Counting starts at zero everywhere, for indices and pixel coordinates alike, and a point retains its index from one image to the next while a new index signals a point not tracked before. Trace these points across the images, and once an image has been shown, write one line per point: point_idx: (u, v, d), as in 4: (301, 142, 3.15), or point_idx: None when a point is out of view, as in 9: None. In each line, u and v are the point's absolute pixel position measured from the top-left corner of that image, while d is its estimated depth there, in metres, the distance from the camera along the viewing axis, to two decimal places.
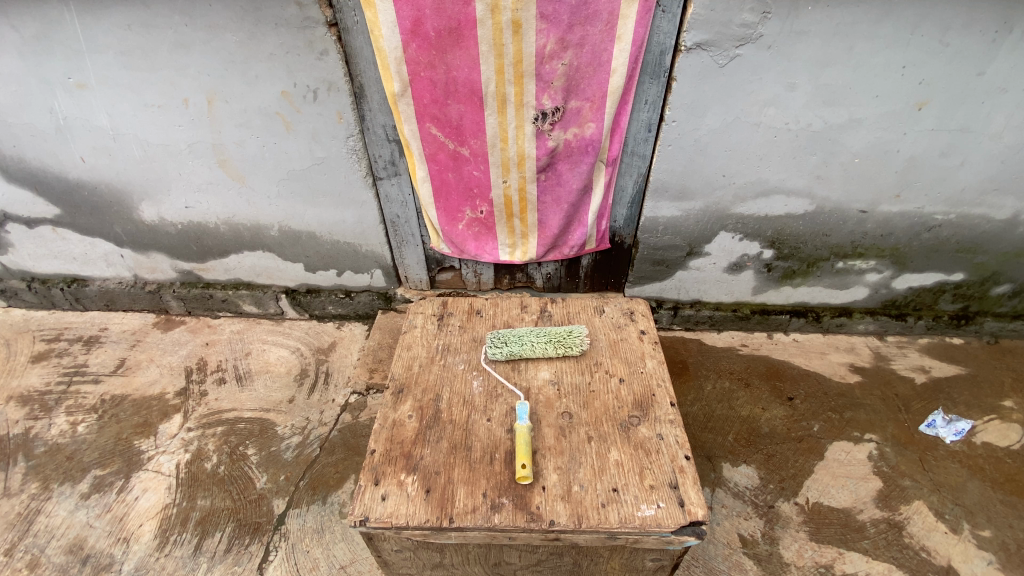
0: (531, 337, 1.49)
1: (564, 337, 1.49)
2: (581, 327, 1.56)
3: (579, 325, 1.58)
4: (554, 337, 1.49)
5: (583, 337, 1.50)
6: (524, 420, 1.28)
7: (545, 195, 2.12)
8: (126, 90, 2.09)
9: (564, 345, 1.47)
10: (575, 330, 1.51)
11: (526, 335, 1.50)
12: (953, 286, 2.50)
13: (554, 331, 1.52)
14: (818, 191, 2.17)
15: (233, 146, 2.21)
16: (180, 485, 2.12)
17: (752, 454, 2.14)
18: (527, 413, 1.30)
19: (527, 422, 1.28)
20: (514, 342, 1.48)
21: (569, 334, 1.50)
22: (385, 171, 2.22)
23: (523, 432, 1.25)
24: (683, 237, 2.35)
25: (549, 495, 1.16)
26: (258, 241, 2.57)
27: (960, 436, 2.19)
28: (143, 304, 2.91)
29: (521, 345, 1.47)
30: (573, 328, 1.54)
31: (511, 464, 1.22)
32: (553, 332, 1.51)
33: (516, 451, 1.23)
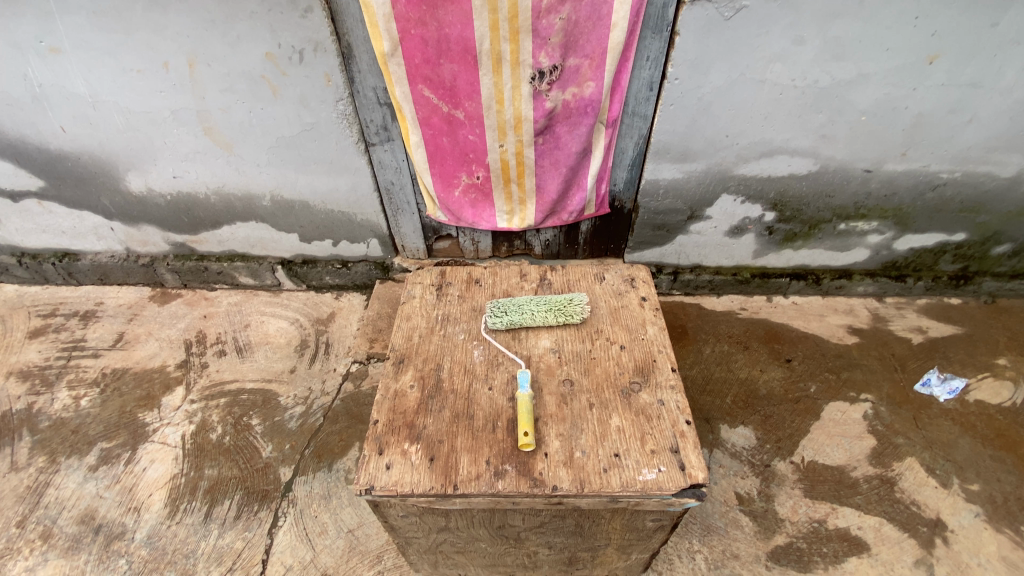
0: (526, 305, 1.48)
1: (564, 305, 1.48)
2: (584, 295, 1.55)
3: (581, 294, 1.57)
4: (553, 304, 1.48)
5: (584, 306, 1.49)
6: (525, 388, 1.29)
7: (543, 159, 2.06)
8: (103, 55, 1.99)
9: (565, 314, 1.46)
10: (576, 297, 1.51)
11: (520, 303, 1.50)
12: (953, 246, 2.49)
13: (552, 298, 1.51)
14: (823, 150, 2.12)
15: (219, 113, 2.13)
16: (186, 456, 2.15)
17: (749, 415, 2.17)
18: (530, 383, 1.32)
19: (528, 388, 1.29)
20: (514, 312, 1.47)
21: (569, 301, 1.50)
22: (377, 136, 2.14)
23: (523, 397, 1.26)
24: (684, 201, 2.30)
25: (551, 461, 1.17)
26: (250, 211, 2.51)
27: (954, 394, 2.22)
28: (138, 278, 2.89)
29: (522, 314, 1.46)
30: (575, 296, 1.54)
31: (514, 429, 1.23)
32: (551, 300, 1.50)
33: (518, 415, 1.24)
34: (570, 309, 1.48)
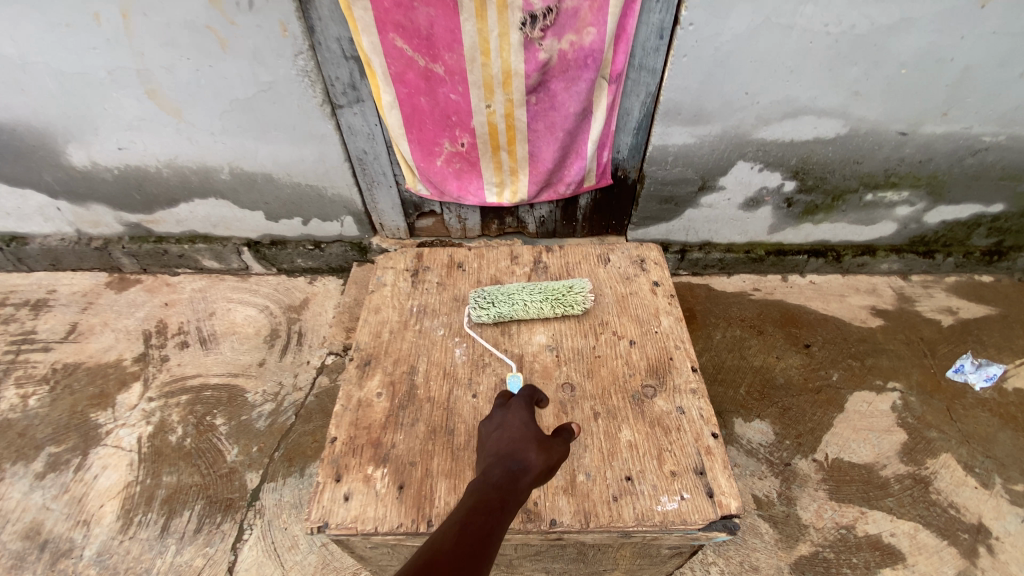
0: (516, 292, 1.24)
1: (563, 293, 1.24)
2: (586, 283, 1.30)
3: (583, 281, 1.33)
4: (549, 292, 1.24)
5: (587, 294, 1.26)
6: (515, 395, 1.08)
7: (536, 122, 1.80)
8: (19, 4, 1.69)
9: (564, 304, 1.23)
10: (577, 285, 1.26)
11: (510, 290, 1.25)
12: (989, 219, 2.26)
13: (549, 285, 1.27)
14: (855, 110, 1.86)
15: (162, 72, 1.84)
16: (142, 461, 1.94)
17: (766, 407, 1.97)
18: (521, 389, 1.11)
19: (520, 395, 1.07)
20: (503, 302, 1.23)
21: (568, 289, 1.25)
22: (345, 97, 1.85)
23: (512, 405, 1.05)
24: (695, 170, 2.05)
25: (548, 488, 0.95)
26: (208, 186, 2.24)
27: (992, 382, 2.01)
28: (93, 263, 2.63)
29: (512, 305, 1.22)
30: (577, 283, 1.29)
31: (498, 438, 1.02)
32: (547, 287, 1.26)
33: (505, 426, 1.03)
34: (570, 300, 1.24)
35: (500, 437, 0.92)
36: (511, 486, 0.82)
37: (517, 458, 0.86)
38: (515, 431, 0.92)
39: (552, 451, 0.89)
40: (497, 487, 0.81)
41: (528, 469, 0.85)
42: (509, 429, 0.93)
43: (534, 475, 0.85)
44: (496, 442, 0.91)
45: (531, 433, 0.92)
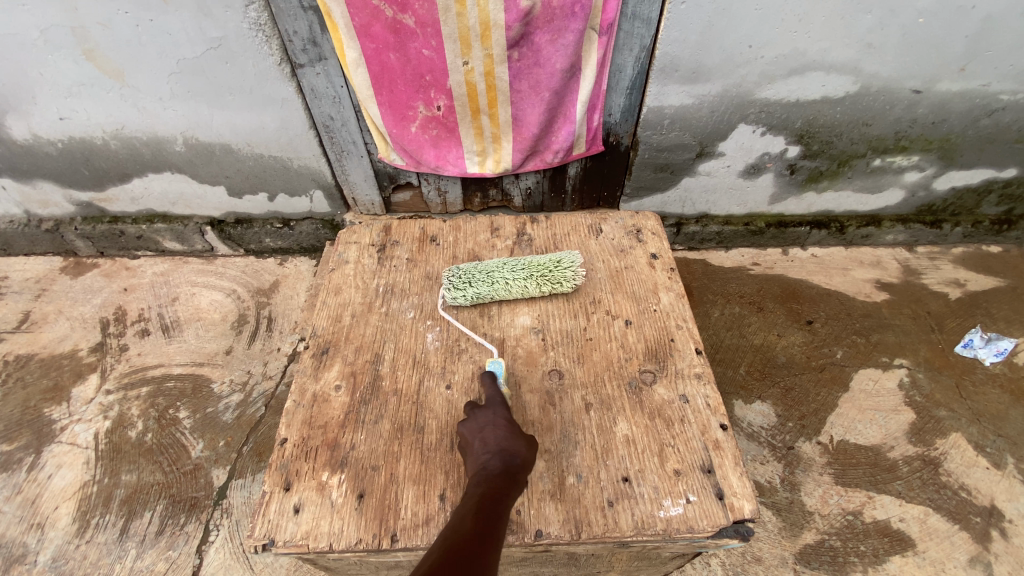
0: (497, 269, 1.10)
1: (550, 269, 1.09)
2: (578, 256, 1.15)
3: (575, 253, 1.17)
4: (534, 267, 1.09)
5: (578, 268, 1.11)
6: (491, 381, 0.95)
7: (520, 81, 1.63)
8: None
9: (551, 282, 1.08)
10: (567, 259, 1.11)
11: (489, 267, 1.11)
12: (1001, 184, 2.14)
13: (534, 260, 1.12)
14: (866, 66, 1.70)
15: (98, 28, 1.63)
16: (100, 459, 1.79)
17: (767, 388, 1.86)
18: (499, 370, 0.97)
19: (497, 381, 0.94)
20: (481, 281, 1.08)
21: (556, 264, 1.10)
22: (306, 55, 1.66)
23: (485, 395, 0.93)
24: (693, 134, 1.89)
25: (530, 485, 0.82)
26: (162, 160, 2.04)
27: (1001, 357, 1.91)
28: (45, 246, 2.44)
29: (492, 284, 1.07)
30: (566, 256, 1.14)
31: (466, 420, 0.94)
32: (532, 261, 1.10)
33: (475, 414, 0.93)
34: (557, 277, 1.09)
35: (485, 432, 0.84)
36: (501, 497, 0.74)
37: (508, 460, 0.79)
38: (502, 427, 0.84)
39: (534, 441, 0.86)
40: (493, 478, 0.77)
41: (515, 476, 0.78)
42: (491, 422, 0.85)
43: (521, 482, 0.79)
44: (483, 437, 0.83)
45: (513, 429, 0.84)
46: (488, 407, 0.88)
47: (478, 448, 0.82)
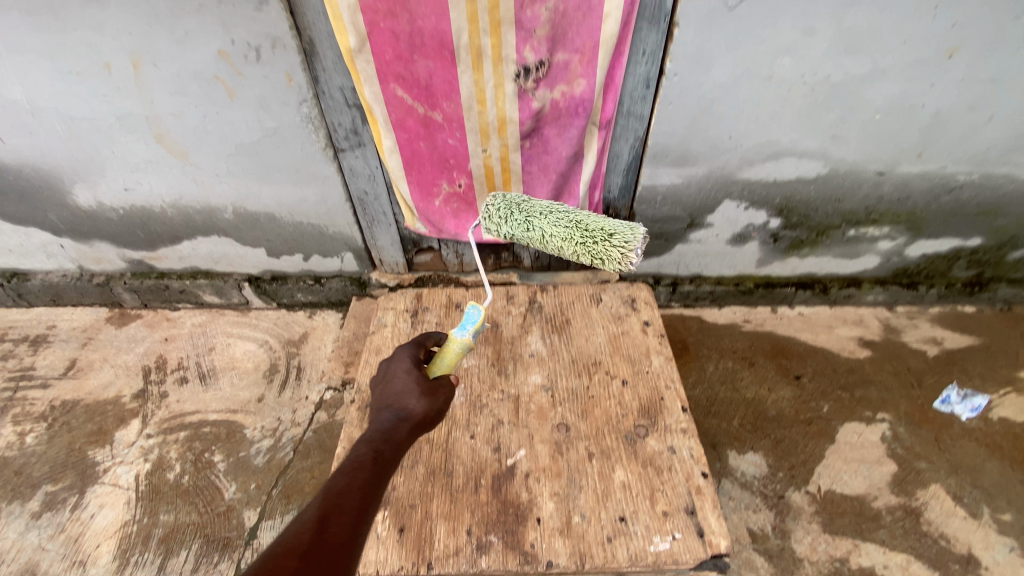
0: (553, 225, 1.28)
1: (599, 243, 1.21)
2: (639, 241, 1.17)
3: (643, 236, 1.18)
4: (583, 237, 1.23)
5: (629, 254, 1.16)
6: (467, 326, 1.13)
7: (531, 165, 1.88)
8: (36, 56, 1.77)
9: (594, 255, 1.22)
10: (620, 241, 1.17)
11: (550, 220, 1.30)
12: (968, 251, 2.34)
13: (591, 227, 1.23)
14: (833, 152, 1.95)
15: (170, 118, 1.91)
16: (140, 499, 1.93)
17: (759, 440, 2.00)
18: (472, 319, 1.11)
19: (471, 328, 1.11)
20: (533, 231, 1.32)
21: (609, 242, 1.19)
22: (347, 142, 1.93)
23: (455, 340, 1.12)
24: (683, 208, 2.13)
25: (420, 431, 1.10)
26: (211, 225, 2.30)
27: (976, 412, 2.06)
28: (94, 298, 2.67)
29: (539, 236, 1.31)
30: (626, 235, 1.18)
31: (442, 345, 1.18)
32: (585, 229, 1.24)
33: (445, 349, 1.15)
34: (599, 254, 1.21)
35: (394, 384, 1.14)
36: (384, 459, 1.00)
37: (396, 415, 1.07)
38: (407, 379, 1.13)
39: (435, 395, 1.11)
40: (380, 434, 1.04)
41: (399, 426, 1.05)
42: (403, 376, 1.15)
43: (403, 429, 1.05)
44: (391, 390, 1.13)
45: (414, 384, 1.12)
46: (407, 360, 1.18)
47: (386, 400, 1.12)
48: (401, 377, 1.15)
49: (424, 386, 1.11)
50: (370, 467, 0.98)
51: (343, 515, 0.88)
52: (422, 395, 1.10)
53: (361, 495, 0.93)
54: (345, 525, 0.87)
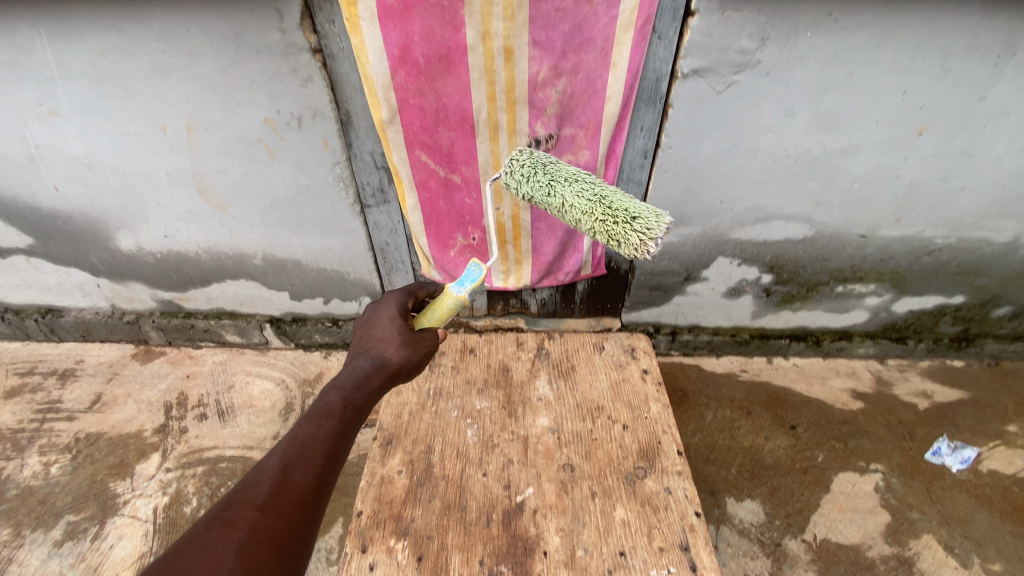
0: (578, 195, 1.28)
1: (621, 225, 1.20)
2: (662, 232, 1.15)
3: (668, 228, 1.15)
4: (606, 215, 1.22)
5: (650, 243, 1.15)
6: (464, 284, 1.36)
7: (539, 222, 2.06)
8: (101, 119, 1.99)
9: (613, 236, 1.22)
10: (642, 228, 1.15)
11: (577, 190, 1.29)
12: (953, 308, 2.46)
13: (616, 207, 1.22)
14: (818, 216, 2.12)
15: (215, 174, 2.11)
16: (157, 531, 2.01)
17: (756, 487, 2.07)
18: (471, 276, 1.34)
19: (467, 286, 1.35)
20: (556, 200, 1.32)
21: (631, 225, 1.17)
22: (373, 198, 2.13)
23: (451, 294, 1.35)
24: (680, 263, 2.29)
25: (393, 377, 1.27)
26: (241, 269, 2.47)
27: (967, 465, 2.13)
28: (121, 335, 2.81)
29: (562, 206, 1.31)
30: (650, 222, 1.16)
31: (435, 299, 1.39)
32: (609, 207, 1.23)
33: (439, 303, 1.37)
34: (618, 236, 1.20)
35: (378, 329, 1.32)
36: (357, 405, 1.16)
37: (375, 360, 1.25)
38: (391, 327, 1.32)
39: (411, 348, 1.29)
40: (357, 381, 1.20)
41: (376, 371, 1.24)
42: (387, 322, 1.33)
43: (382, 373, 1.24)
44: (374, 334, 1.31)
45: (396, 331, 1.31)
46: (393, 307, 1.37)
47: (369, 342, 1.29)
48: (384, 324, 1.33)
49: (404, 336, 1.30)
50: (339, 418, 1.12)
51: (309, 464, 1.01)
52: (401, 343, 1.29)
53: (326, 444, 1.06)
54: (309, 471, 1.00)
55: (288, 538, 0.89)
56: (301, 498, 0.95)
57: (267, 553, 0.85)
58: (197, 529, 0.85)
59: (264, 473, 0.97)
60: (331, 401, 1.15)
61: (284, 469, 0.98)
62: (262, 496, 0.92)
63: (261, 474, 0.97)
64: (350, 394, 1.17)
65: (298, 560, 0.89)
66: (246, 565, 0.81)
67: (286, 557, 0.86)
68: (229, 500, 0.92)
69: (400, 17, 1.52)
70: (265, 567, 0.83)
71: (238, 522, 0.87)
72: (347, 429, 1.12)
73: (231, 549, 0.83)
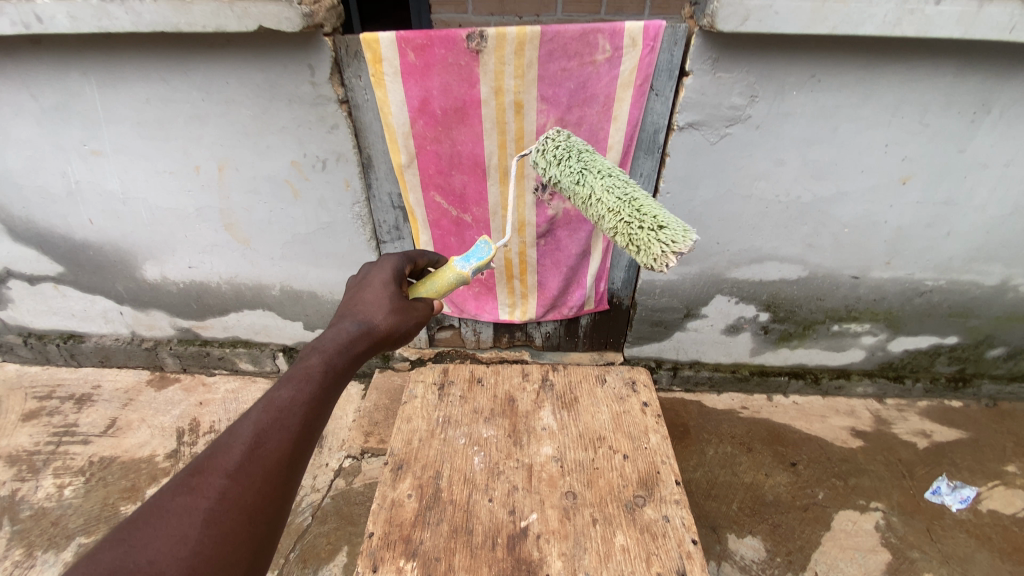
0: (608, 189, 1.24)
1: (644, 233, 1.11)
2: (685, 248, 1.06)
3: (691, 248, 1.06)
4: (631, 215, 1.16)
5: (669, 256, 1.06)
6: (470, 261, 1.40)
7: (544, 259, 2.17)
8: (139, 158, 2.15)
9: (633, 242, 1.14)
10: (665, 239, 1.07)
11: (607, 185, 1.25)
12: (948, 349, 2.52)
13: (644, 211, 1.15)
14: (811, 258, 2.23)
15: (241, 210, 2.26)
16: None
17: (757, 523, 2.09)
18: (479, 254, 1.38)
19: (472, 265, 1.39)
20: (584, 191, 1.28)
21: (655, 231, 1.09)
22: (389, 235, 2.26)
23: (454, 269, 1.39)
24: (680, 300, 2.38)
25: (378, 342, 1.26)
26: (259, 300, 2.58)
27: (966, 504, 2.15)
28: (138, 361, 2.90)
29: (588, 198, 1.28)
30: (676, 234, 1.07)
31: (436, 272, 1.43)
32: (637, 210, 1.16)
33: (441, 275, 1.40)
34: (638, 241, 1.12)
35: (369, 293, 1.31)
36: (339, 370, 1.15)
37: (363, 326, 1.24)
38: (383, 293, 1.31)
39: (399, 318, 1.29)
40: (342, 345, 1.18)
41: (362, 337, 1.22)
42: (380, 288, 1.32)
43: (366, 340, 1.23)
44: (365, 300, 1.29)
45: (386, 298, 1.30)
46: (386, 273, 1.36)
47: (359, 306, 1.28)
48: (375, 288, 1.32)
49: (395, 305, 1.30)
50: (318, 383, 1.09)
51: (283, 431, 1.00)
52: (390, 312, 1.28)
53: (304, 409, 1.05)
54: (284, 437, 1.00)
55: (260, 505, 0.93)
56: (274, 465, 0.97)
57: (237, 523, 0.89)
58: (165, 494, 0.88)
59: (236, 438, 0.97)
60: (312, 364, 1.12)
61: (256, 436, 0.97)
62: (233, 464, 0.94)
63: (232, 438, 0.97)
64: (333, 358, 1.15)
65: (268, 523, 0.93)
66: (212, 537, 0.86)
67: (256, 526, 0.92)
68: (199, 463, 0.93)
69: (420, 73, 1.69)
70: (234, 536, 0.88)
71: (205, 489, 0.90)
72: (326, 394, 1.10)
73: (198, 518, 0.86)
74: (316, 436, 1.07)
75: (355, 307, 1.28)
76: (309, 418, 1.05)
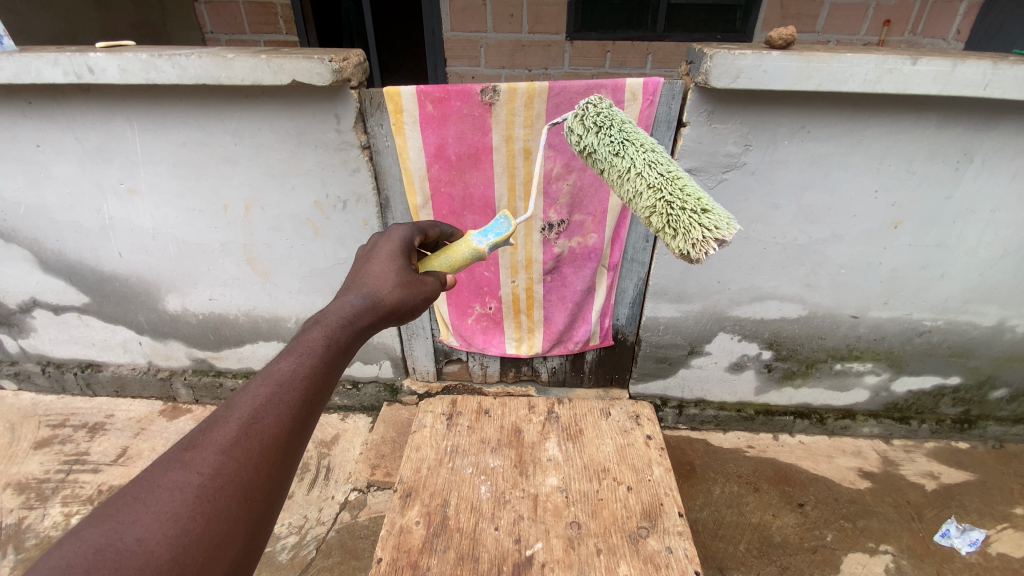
0: (649, 165, 1.25)
1: (687, 213, 1.15)
2: (726, 237, 1.12)
3: (732, 237, 1.12)
4: (676, 195, 1.18)
5: (711, 244, 1.11)
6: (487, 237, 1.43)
7: (551, 294, 2.25)
8: (171, 196, 2.29)
9: (672, 222, 1.17)
10: (709, 224, 1.11)
11: (647, 160, 1.27)
12: (951, 389, 2.54)
13: (688, 192, 1.18)
14: (810, 297, 2.29)
15: (263, 246, 2.38)
16: None
17: (764, 565, 2.08)
18: (496, 230, 1.42)
19: (489, 240, 1.43)
20: (622, 163, 1.28)
21: (699, 215, 1.13)
22: None
23: (471, 244, 1.42)
24: (684, 337, 2.44)
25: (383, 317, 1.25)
26: (274, 332, 2.67)
27: (975, 547, 2.14)
28: (152, 391, 2.96)
29: (624, 170, 1.28)
30: (720, 222, 1.13)
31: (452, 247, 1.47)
32: (680, 191, 1.19)
33: (457, 249, 1.44)
34: (679, 222, 1.15)
35: (374, 267, 1.32)
36: (343, 344, 1.13)
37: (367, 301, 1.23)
38: (389, 269, 1.31)
39: (404, 296, 1.29)
40: (346, 320, 1.17)
41: (366, 312, 1.21)
42: (386, 264, 1.33)
43: (370, 315, 1.22)
44: (370, 275, 1.30)
45: (390, 274, 1.31)
46: (391, 249, 1.38)
47: (364, 280, 1.29)
48: (380, 262, 1.33)
49: (402, 279, 1.30)
50: (320, 358, 1.07)
51: (280, 406, 0.98)
52: (396, 286, 1.28)
53: (304, 384, 1.02)
54: (282, 414, 0.98)
55: (257, 481, 0.91)
56: (272, 442, 0.95)
57: (231, 499, 0.88)
58: (158, 469, 0.88)
59: (233, 412, 0.95)
60: (314, 339, 1.10)
61: (253, 412, 0.95)
62: (228, 439, 0.92)
63: (229, 412, 0.95)
64: (337, 333, 1.13)
65: (264, 500, 0.92)
66: (206, 515, 0.85)
67: (253, 505, 0.91)
68: (195, 438, 0.92)
69: (437, 122, 1.83)
70: (227, 515, 0.87)
71: (200, 466, 0.88)
72: (328, 369, 1.07)
73: (191, 494, 0.86)
74: (317, 412, 1.04)
75: (359, 282, 1.28)
76: (309, 394, 1.02)
